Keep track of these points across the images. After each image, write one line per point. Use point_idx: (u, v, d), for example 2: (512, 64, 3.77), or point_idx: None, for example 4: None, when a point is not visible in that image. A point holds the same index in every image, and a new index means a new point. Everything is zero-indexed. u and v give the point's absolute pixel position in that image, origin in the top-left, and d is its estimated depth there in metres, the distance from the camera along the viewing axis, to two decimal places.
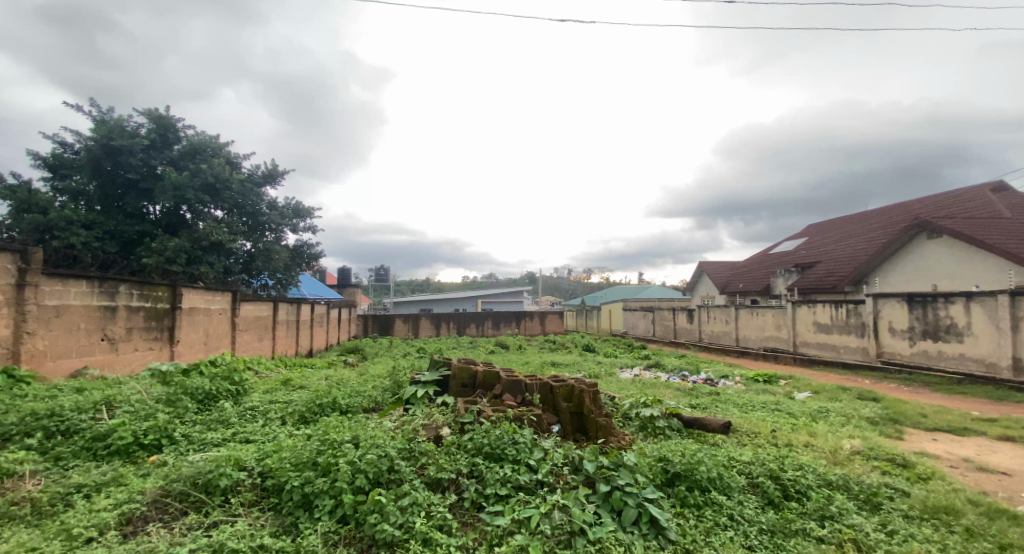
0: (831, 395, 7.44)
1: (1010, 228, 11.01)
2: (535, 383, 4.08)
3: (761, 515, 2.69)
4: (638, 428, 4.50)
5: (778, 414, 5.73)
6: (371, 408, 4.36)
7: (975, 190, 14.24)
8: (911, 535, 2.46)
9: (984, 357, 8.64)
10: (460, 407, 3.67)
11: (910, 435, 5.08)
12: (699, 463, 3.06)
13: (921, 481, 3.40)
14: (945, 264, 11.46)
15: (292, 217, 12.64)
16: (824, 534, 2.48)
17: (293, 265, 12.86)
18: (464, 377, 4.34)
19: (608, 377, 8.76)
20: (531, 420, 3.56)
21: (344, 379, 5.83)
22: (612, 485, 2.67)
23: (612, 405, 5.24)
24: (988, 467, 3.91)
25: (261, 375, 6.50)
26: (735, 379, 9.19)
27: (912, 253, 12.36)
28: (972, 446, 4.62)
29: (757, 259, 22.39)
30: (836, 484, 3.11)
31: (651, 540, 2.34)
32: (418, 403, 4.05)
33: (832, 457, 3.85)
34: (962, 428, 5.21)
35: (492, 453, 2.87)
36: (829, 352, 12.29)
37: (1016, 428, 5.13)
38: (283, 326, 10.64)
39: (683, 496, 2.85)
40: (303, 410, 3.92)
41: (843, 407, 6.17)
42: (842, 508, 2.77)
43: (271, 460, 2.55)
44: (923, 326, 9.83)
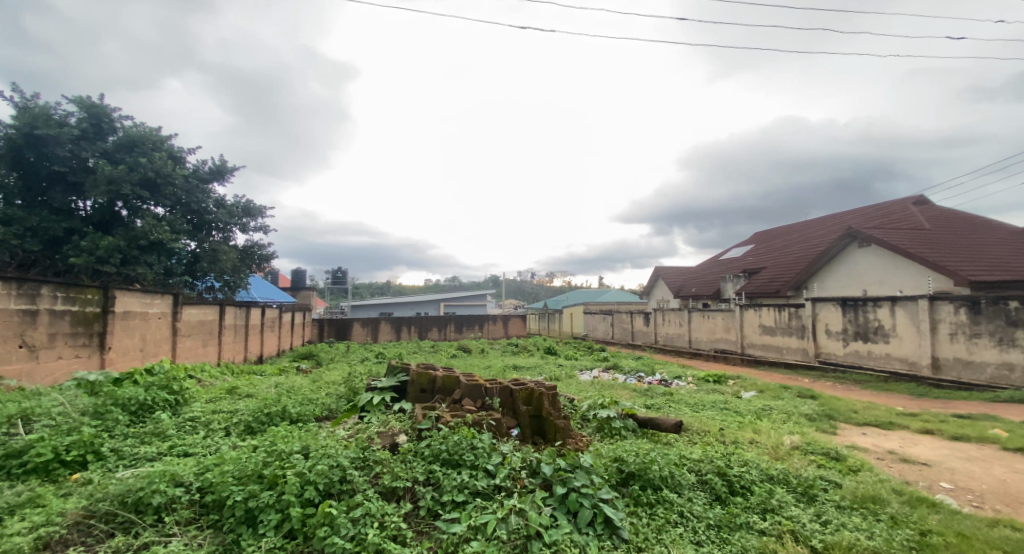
0: (774, 394, 7.88)
1: (929, 238, 12.08)
2: (495, 387, 4.09)
3: (708, 511, 2.81)
4: (596, 429, 4.60)
5: (727, 413, 6.01)
6: (324, 416, 4.22)
7: (900, 203, 15.52)
8: (843, 524, 2.64)
9: (905, 356, 9.43)
10: (418, 413, 3.62)
11: (843, 429, 5.47)
12: (652, 462, 3.16)
13: (852, 472, 3.66)
14: (874, 271, 12.43)
15: (242, 216, 12.03)
16: (765, 527, 2.61)
17: (243, 266, 12.23)
18: (423, 382, 4.27)
19: (568, 379, 8.89)
20: (490, 425, 3.57)
21: (295, 387, 5.60)
22: (568, 487, 2.70)
23: (571, 407, 5.32)
24: (910, 458, 4.26)
25: (204, 384, 6.12)
26: (688, 380, 9.55)
27: (846, 259, 13.30)
28: (896, 439, 5.02)
29: (709, 265, 23.41)
30: (778, 478, 3.29)
31: (606, 540, 2.39)
32: (374, 410, 3.95)
33: (774, 453, 4.08)
34: (888, 422, 5.66)
35: (450, 459, 2.85)
36: (773, 352, 13.02)
37: (933, 421, 5.63)
38: (230, 331, 10.08)
39: (636, 495, 2.93)
40: (249, 420, 3.73)
41: (785, 405, 6.54)
42: (782, 501, 2.93)
43: (211, 474, 2.41)
44: (855, 327, 10.60)
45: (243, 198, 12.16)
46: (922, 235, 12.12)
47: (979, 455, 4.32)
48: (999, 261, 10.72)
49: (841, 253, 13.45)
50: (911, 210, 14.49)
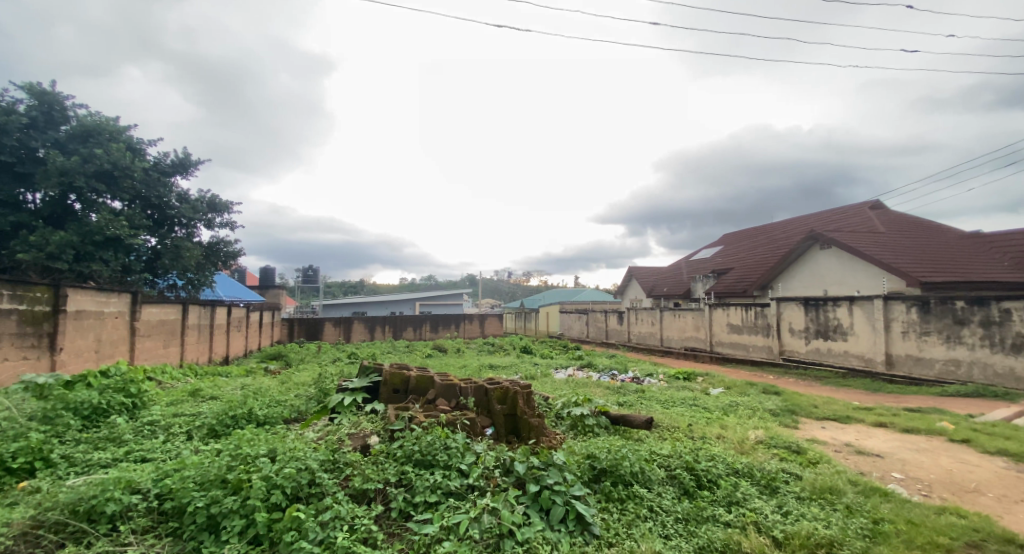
0: (741, 390, 8.14)
1: (884, 240, 12.70)
2: (470, 386, 4.09)
3: (677, 505, 2.89)
4: (569, 427, 4.65)
5: (695, 409, 6.17)
6: (292, 418, 4.12)
7: (858, 207, 16.28)
8: (802, 514, 2.75)
9: (862, 354, 9.90)
10: (391, 413, 3.57)
11: (804, 424, 5.70)
12: (624, 458, 3.22)
13: (811, 465, 3.83)
14: (834, 272, 12.99)
15: (207, 212, 11.58)
16: (730, 519, 2.70)
17: (207, 263, 11.77)
18: (395, 383, 4.22)
19: (543, 378, 8.95)
20: (464, 424, 3.55)
21: (262, 388, 5.43)
22: (541, 485, 2.72)
23: (545, 405, 5.36)
24: (865, 450, 4.48)
25: (166, 386, 5.88)
26: (659, 378, 9.75)
27: (809, 261, 13.84)
28: (852, 432, 5.27)
29: (680, 265, 23.96)
30: (742, 471, 3.40)
31: (578, 537, 2.42)
32: (345, 412, 3.88)
33: (740, 447, 4.22)
34: (845, 416, 5.94)
35: (423, 460, 2.82)
36: (740, 350, 13.44)
37: (886, 415, 5.93)
38: (193, 331, 9.69)
39: (607, 491, 2.98)
40: (212, 423, 3.60)
41: (751, 401, 6.77)
42: (746, 493, 3.03)
43: (171, 480, 2.31)
44: (816, 326, 11.05)
45: (208, 193, 11.70)
46: (879, 238, 12.74)
47: (927, 447, 4.58)
48: (947, 264, 11.38)
49: (803, 255, 14.00)
50: (868, 215, 15.21)
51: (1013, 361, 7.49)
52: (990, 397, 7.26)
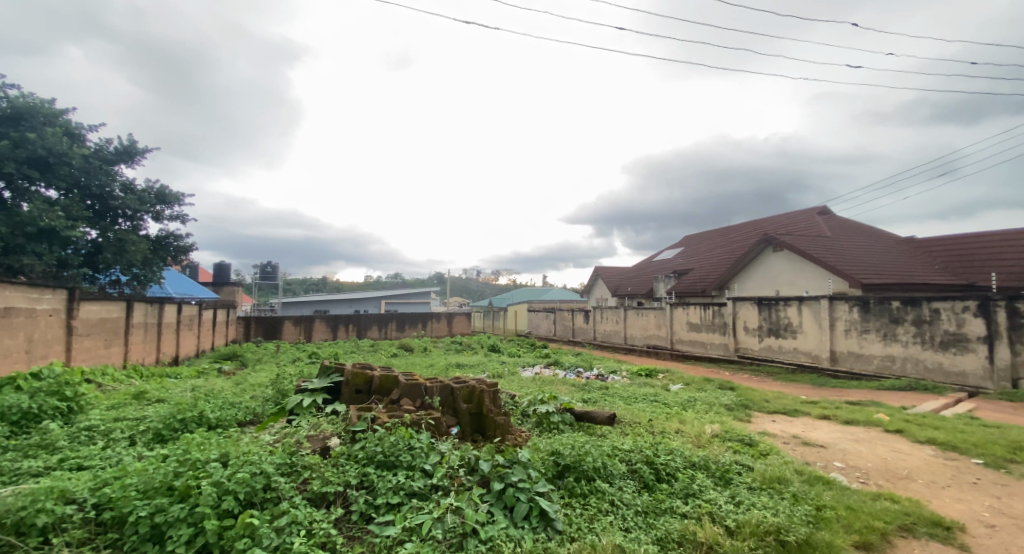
0: (699, 386, 8.45)
1: (830, 244, 13.49)
2: (436, 385, 4.05)
3: (636, 498, 2.97)
4: (535, 424, 4.69)
5: (656, 405, 6.36)
6: (247, 420, 3.95)
7: (807, 212, 17.21)
8: (753, 504, 2.89)
9: (809, 351, 10.48)
10: (352, 414, 3.49)
11: (756, 417, 5.99)
12: (586, 454, 3.28)
13: (762, 456, 4.02)
14: (785, 273, 13.68)
15: (155, 203, 10.90)
16: (687, 510, 2.80)
17: (155, 258, 11.09)
18: (358, 383, 4.12)
19: (510, 376, 8.99)
20: (429, 424, 3.52)
21: (215, 390, 5.18)
22: (505, 482, 2.73)
23: (511, 403, 5.39)
24: (810, 441, 4.75)
25: (108, 388, 5.51)
26: (622, 375, 9.99)
27: (762, 262, 14.51)
28: (799, 424, 5.58)
29: (644, 265, 24.59)
30: (698, 464, 3.54)
31: (540, 533, 2.45)
32: (303, 413, 3.76)
33: (697, 441, 4.38)
34: (793, 409, 6.27)
35: (386, 461, 2.77)
36: (699, 348, 13.95)
37: (830, 408, 6.31)
38: (139, 330, 9.13)
39: (570, 486, 3.03)
40: (158, 427, 3.40)
41: (707, 396, 7.05)
42: (701, 485, 3.15)
43: (111, 489, 2.17)
44: (768, 324, 11.60)
45: (156, 183, 11.02)
46: (826, 242, 13.51)
47: (865, 437, 4.91)
48: (885, 266, 12.22)
49: (758, 257, 14.67)
50: (816, 219, 16.12)
51: (941, 357, 8.13)
52: (921, 390, 7.85)
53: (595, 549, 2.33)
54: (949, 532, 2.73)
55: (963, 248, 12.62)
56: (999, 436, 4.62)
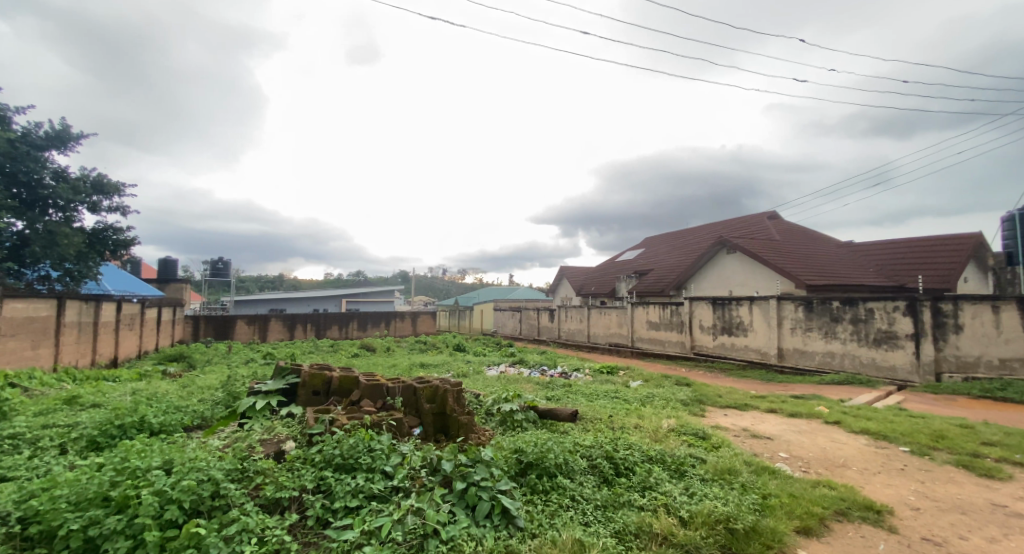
0: (657, 382, 8.72)
1: (778, 247, 14.24)
2: (398, 386, 4.00)
3: (596, 493, 3.03)
4: (498, 423, 4.71)
5: (616, 401, 6.52)
6: (194, 425, 3.75)
7: (759, 216, 18.10)
8: (705, 495, 3.02)
9: (758, 348, 11.03)
10: (309, 416, 3.38)
11: (710, 412, 6.25)
12: (548, 451, 3.33)
13: (714, 449, 4.21)
14: (737, 274, 14.32)
15: (91, 194, 10.14)
16: (644, 503, 2.89)
17: (91, 252, 10.32)
18: (316, 384, 3.99)
19: (475, 375, 8.98)
20: (390, 425, 3.46)
21: (160, 393, 4.88)
22: (467, 481, 2.73)
23: (475, 402, 5.38)
24: (758, 433, 5.01)
25: (37, 393, 5.09)
26: (585, 372, 10.18)
27: (717, 263, 15.13)
28: (749, 418, 5.87)
29: (607, 266, 25.11)
30: (655, 457, 3.66)
31: (502, 530, 2.46)
32: (256, 416, 3.60)
33: (654, 435, 4.53)
34: (744, 404, 6.59)
35: (344, 463, 2.70)
36: (657, 345, 14.40)
37: (776, 402, 6.68)
38: (73, 329, 8.48)
39: (532, 484, 3.07)
40: (93, 433, 3.17)
41: (665, 392, 7.30)
42: (658, 478, 3.27)
43: (37, 501, 2.01)
44: (721, 323, 12.12)
45: (93, 172, 10.24)
46: (775, 245, 14.26)
47: (808, 429, 5.22)
48: (827, 268, 13.03)
49: (712, 259, 15.31)
50: (766, 223, 17.00)
51: (875, 353, 8.76)
52: (857, 384, 8.43)
53: (555, 544, 2.36)
54: (879, 515, 2.95)
55: (894, 253, 13.66)
56: (924, 426, 5.02)
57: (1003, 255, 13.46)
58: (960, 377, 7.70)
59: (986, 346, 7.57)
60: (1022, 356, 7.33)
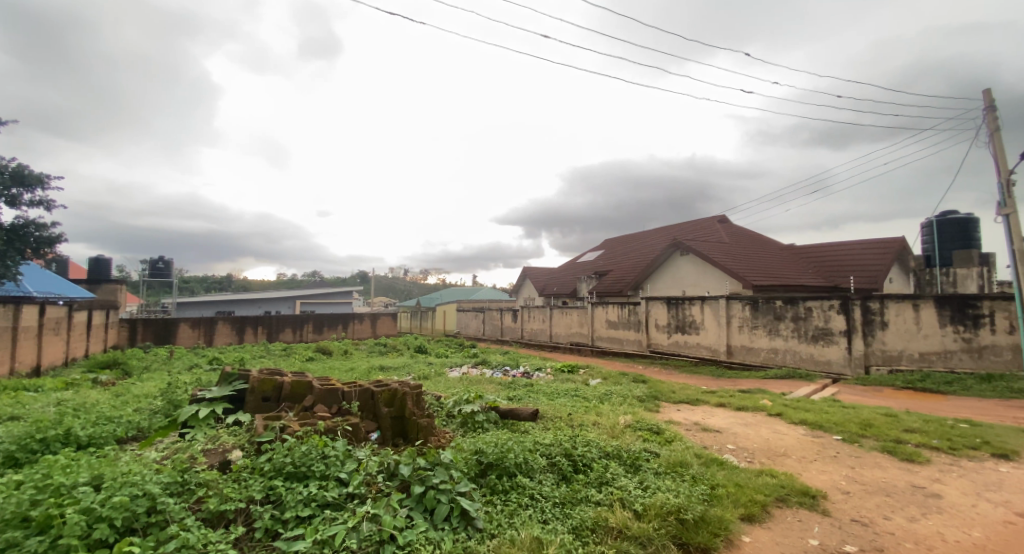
0: (615, 380, 8.95)
1: (727, 249, 14.96)
2: (354, 390, 3.90)
3: (555, 490, 3.08)
4: (459, 424, 4.69)
5: (576, 399, 6.65)
6: (130, 437, 3.50)
7: (710, 219, 18.94)
8: (658, 487, 3.13)
9: (709, 345, 11.53)
10: (258, 424, 3.24)
11: (664, 407, 6.48)
12: (508, 451, 3.35)
13: (667, 443, 4.37)
14: (690, 275, 14.91)
15: (10, 186, 9.24)
16: (601, 498, 2.97)
17: (10, 250, 9.41)
18: (266, 390, 3.83)
19: (436, 377, 8.89)
20: (346, 431, 3.37)
21: (90, 403, 4.51)
22: (426, 485, 2.69)
23: (436, 404, 5.33)
24: (708, 427, 5.24)
25: None
26: (546, 371, 10.30)
27: (671, 264, 15.70)
28: (700, 412, 6.13)
29: (569, 266, 25.50)
30: (612, 453, 3.76)
31: (460, 532, 2.45)
32: (199, 426, 3.41)
33: (612, 431, 4.65)
34: (696, 399, 6.88)
35: (296, 472, 2.60)
36: (616, 344, 14.77)
37: (725, 396, 7.02)
38: None
39: (492, 484, 3.08)
40: (10, 449, 2.89)
41: (623, 389, 7.51)
42: (614, 473, 3.36)
43: None
44: (675, 322, 12.59)
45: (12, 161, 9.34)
46: (724, 247, 14.97)
47: (753, 421, 5.52)
48: (771, 269, 13.82)
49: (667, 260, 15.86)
50: (717, 227, 17.82)
51: (813, 349, 9.36)
52: (797, 378, 8.99)
53: (513, 543, 2.38)
54: (814, 499, 3.16)
55: (830, 255, 14.67)
56: (855, 415, 5.42)
57: (922, 257, 14.75)
58: (886, 370, 8.37)
59: (908, 341, 8.26)
60: (938, 350, 8.01)
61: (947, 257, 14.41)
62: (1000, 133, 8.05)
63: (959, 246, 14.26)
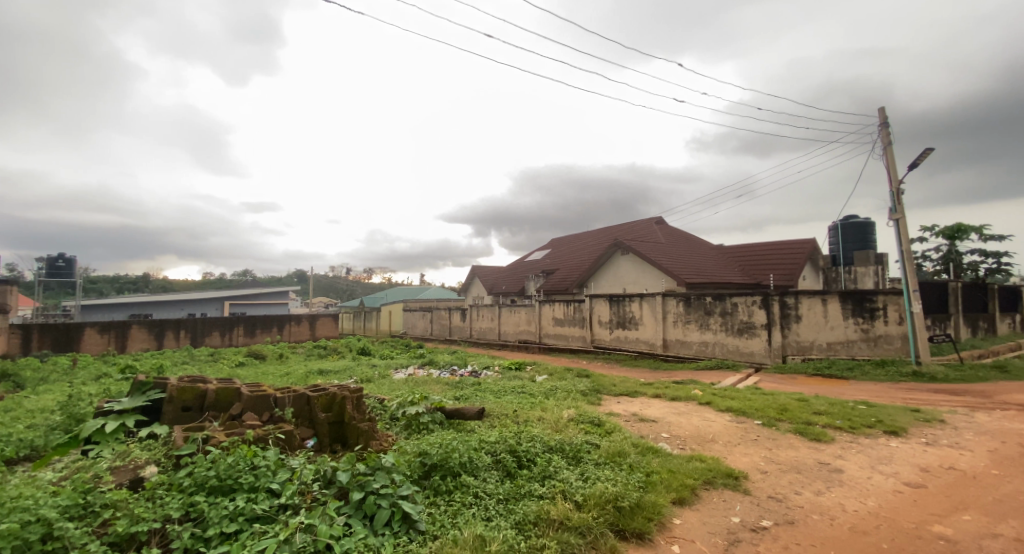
0: (560, 376, 9.14)
1: (663, 248, 15.74)
2: (288, 396, 3.71)
3: (499, 487, 3.10)
4: (403, 427, 4.59)
5: (522, 396, 6.73)
6: (19, 458, 3.09)
7: (648, 220, 19.85)
8: (597, 478, 3.24)
9: (648, 339, 12.09)
10: (177, 436, 2.99)
11: (606, 400, 6.72)
12: (453, 451, 3.32)
13: (607, 434, 4.54)
14: (630, 273, 15.53)
15: None
16: (543, 492, 3.03)
17: None
18: (186, 399, 3.54)
19: (380, 379, 8.65)
20: (278, 439, 3.19)
21: None
22: (366, 491, 2.61)
23: (380, 407, 5.19)
24: (645, 417, 5.51)
25: None
26: (494, 369, 10.33)
27: (613, 263, 16.27)
28: (638, 403, 6.42)
29: (517, 265, 25.74)
30: (555, 447, 3.84)
31: (402, 537, 2.41)
32: (106, 442, 3.07)
33: (556, 426, 4.76)
34: (634, 391, 7.20)
35: (220, 485, 2.42)
36: (562, 341, 15.11)
37: (661, 388, 7.39)
38: None
39: (436, 485, 3.04)
40: None
41: (567, 384, 7.69)
42: (556, 467, 3.44)
43: None
44: (617, 318, 13.07)
45: None
46: (660, 247, 15.73)
47: (685, 410, 5.86)
48: (702, 268, 14.72)
49: (609, 259, 16.41)
50: (654, 228, 18.72)
51: (738, 341, 10.08)
52: (725, 368, 9.65)
53: (456, 543, 2.37)
54: (737, 480, 3.41)
55: (754, 255, 15.84)
56: (773, 401, 5.92)
57: (830, 257, 16.33)
58: (800, 359, 9.20)
59: (818, 332, 9.12)
60: (842, 339, 8.94)
61: (849, 257, 16.10)
62: (891, 147, 9.09)
63: (858, 247, 15.99)
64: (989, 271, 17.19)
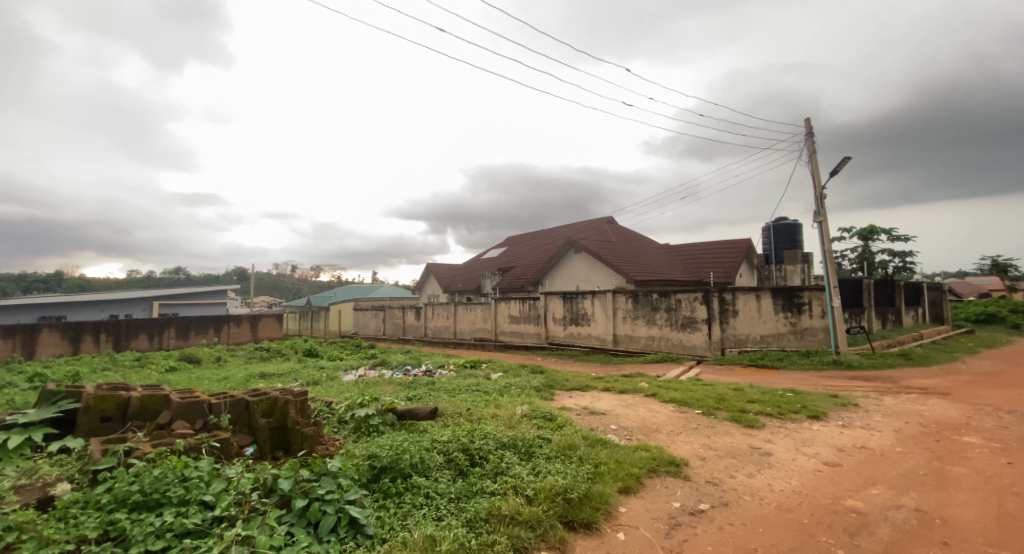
0: (514, 373, 9.20)
1: (614, 247, 16.22)
2: (224, 402, 3.50)
3: (450, 486, 3.08)
4: (352, 430, 4.46)
5: (476, 394, 6.72)
6: None
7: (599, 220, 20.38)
8: (548, 471, 3.30)
9: (599, 335, 12.43)
10: (95, 448, 2.74)
11: (558, 395, 6.83)
12: (403, 452, 3.27)
13: (558, 428, 4.63)
14: (583, 271, 15.87)
15: None
16: (495, 488, 3.04)
17: None
18: (107, 408, 3.25)
19: (329, 382, 8.33)
20: (212, 448, 3.01)
21: None
22: (310, 497, 2.52)
23: (328, 411, 4.99)
24: (595, 410, 5.66)
25: None
26: (448, 368, 10.24)
27: (567, 262, 16.58)
28: (589, 397, 6.58)
29: (472, 263, 25.64)
30: (509, 443, 3.87)
31: (348, 542, 2.34)
32: (8, 458, 2.76)
33: (508, 422, 4.80)
34: (586, 385, 7.38)
35: (145, 501, 2.25)
36: (518, 338, 15.23)
37: (611, 381, 7.64)
38: None
39: (385, 487, 2.98)
40: None
41: (520, 380, 7.76)
42: (508, 463, 3.46)
43: None
44: (570, 314, 13.32)
45: None
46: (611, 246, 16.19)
47: (633, 402, 6.08)
48: (651, 267, 15.33)
49: (563, 257, 16.70)
50: (605, 228, 19.24)
51: (682, 335, 10.58)
52: (670, 361, 10.09)
53: (405, 545, 2.34)
54: (678, 467, 3.59)
55: (697, 254, 16.67)
56: (712, 391, 6.28)
57: (763, 255, 17.47)
58: (737, 351, 9.78)
59: (753, 326, 9.75)
60: (774, 332, 9.62)
61: (780, 256, 17.31)
62: (815, 154, 9.86)
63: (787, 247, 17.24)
64: (896, 268, 19.08)
